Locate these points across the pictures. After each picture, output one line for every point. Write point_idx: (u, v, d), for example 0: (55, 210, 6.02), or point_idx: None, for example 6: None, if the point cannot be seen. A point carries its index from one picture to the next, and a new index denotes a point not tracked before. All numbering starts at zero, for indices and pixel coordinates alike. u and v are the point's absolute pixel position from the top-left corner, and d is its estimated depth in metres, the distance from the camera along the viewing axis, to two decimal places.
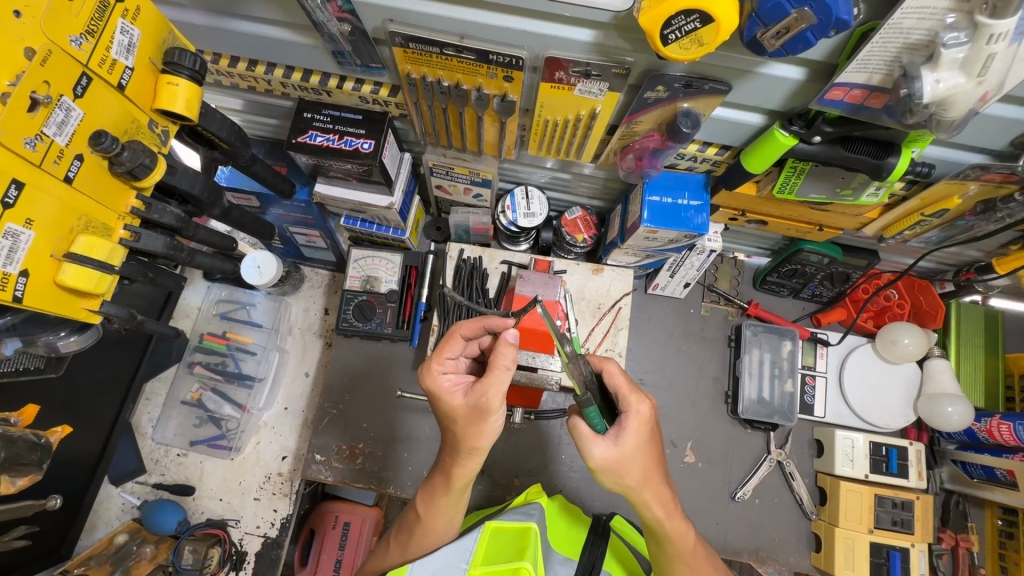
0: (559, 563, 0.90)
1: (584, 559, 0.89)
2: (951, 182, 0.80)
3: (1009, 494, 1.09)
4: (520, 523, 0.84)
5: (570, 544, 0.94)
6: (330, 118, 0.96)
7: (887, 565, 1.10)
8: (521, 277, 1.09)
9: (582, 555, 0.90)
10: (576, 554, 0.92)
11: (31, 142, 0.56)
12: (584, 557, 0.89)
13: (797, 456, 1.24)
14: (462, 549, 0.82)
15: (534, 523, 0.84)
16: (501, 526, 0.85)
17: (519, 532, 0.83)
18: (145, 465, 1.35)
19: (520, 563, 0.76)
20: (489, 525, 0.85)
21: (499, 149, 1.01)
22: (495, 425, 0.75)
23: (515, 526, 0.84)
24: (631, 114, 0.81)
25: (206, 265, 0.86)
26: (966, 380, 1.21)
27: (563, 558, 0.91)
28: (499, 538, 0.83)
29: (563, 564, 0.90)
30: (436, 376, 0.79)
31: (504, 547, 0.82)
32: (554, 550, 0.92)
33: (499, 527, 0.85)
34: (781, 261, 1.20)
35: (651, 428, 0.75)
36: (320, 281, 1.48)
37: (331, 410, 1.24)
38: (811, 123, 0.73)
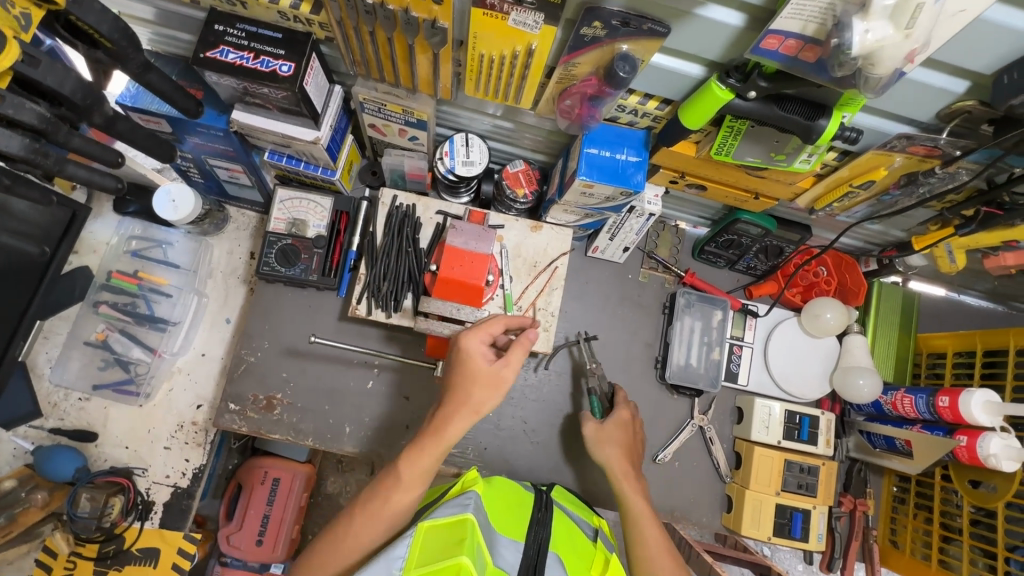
0: (505, 547, 0.87)
1: (528, 544, 0.88)
2: (878, 152, 0.80)
3: (904, 462, 1.15)
4: (454, 517, 0.80)
5: (514, 524, 0.91)
6: (245, 34, 0.86)
7: (788, 525, 1.15)
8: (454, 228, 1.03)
9: (527, 538, 0.89)
10: (521, 537, 0.89)
11: None
12: (529, 541, 0.88)
13: (718, 422, 1.27)
14: (393, 556, 0.76)
15: (470, 515, 0.80)
16: (433, 523, 0.79)
17: (453, 526, 0.79)
18: (42, 409, 1.25)
19: (460, 559, 0.72)
20: (422, 524, 0.79)
21: (435, 88, 0.94)
22: (496, 399, 0.87)
23: (449, 522, 0.79)
24: (567, 54, 0.76)
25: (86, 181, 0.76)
26: (879, 356, 1.27)
27: (508, 542, 0.88)
28: (432, 535, 0.78)
29: (508, 547, 0.87)
30: (476, 340, 0.88)
31: (440, 545, 0.76)
32: (498, 533, 0.88)
33: (432, 525, 0.79)
34: (719, 231, 1.21)
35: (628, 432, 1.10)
36: (247, 223, 1.38)
37: (247, 358, 1.17)
38: (747, 77, 0.70)
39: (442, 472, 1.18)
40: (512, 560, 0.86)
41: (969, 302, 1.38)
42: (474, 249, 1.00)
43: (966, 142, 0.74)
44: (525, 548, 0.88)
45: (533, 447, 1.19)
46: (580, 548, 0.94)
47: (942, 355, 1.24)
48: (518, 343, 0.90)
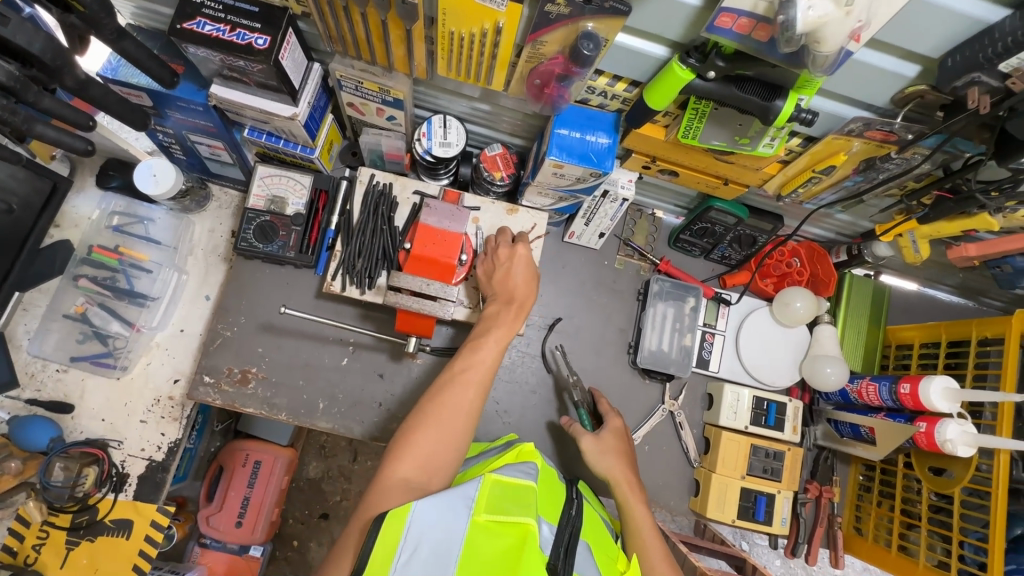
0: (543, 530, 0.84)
1: (562, 531, 0.85)
2: (838, 137, 0.82)
3: (867, 449, 1.17)
4: (519, 480, 0.80)
5: (551, 507, 0.89)
6: (222, 7, 0.88)
7: (753, 508, 1.17)
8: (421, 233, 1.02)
9: (562, 522, 0.86)
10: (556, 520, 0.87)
11: None
12: (564, 524, 0.86)
13: (688, 408, 1.29)
14: (465, 493, 0.76)
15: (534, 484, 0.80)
16: (500, 479, 0.80)
17: (518, 489, 0.79)
18: (19, 379, 1.26)
19: (528, 521, 0.72)
20: (490, 475, 0.79)
21: (411, 66, 0.96)
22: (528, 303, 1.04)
23: (514, 485, 0.80)
24: (534, 33, 0.78)
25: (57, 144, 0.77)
26: (848, 346, 1.29)
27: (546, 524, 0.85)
28: (500, 488, 0.78)
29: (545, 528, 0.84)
30: (520, 248, 1.07)
31: (506, 500, 0.77)
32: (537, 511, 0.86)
33: (499, 480, 0.80)
34: (693, 218, 1.23)
35: (624, 440, 1.12)
36: (229, 202, 1.40)
37: (223, 332, 1.18)
38: (706, 57, 0.72)
39: None
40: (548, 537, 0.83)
41: (939, 296, 1.40)
42: (447, 230, 1.02)
43: (920, 127, 0.76)
44: (558, 532, 0.85)
45: (505, 427, 1.21)
46: (604, 546, 0.92)
47: (909, 347, 1.26)
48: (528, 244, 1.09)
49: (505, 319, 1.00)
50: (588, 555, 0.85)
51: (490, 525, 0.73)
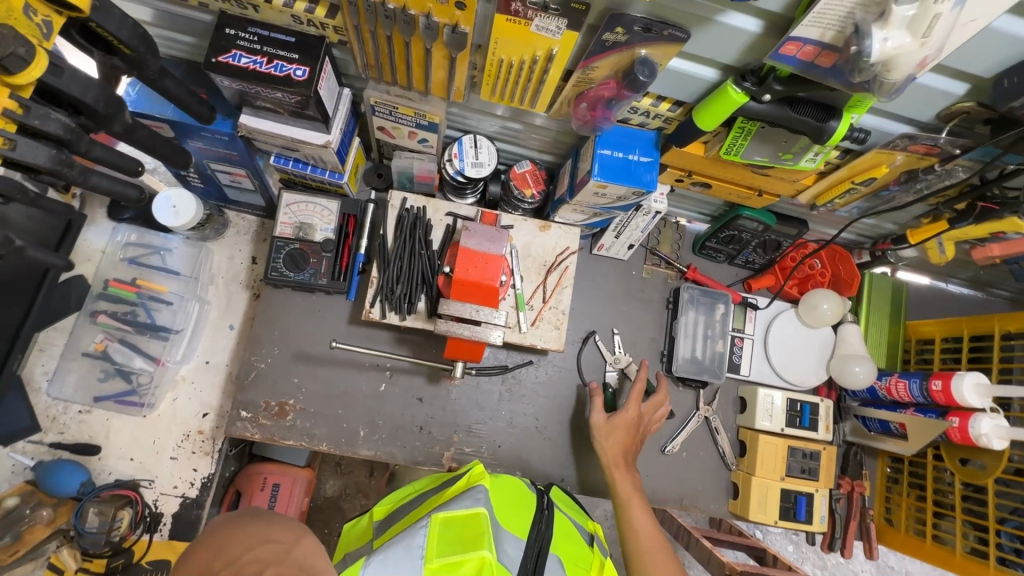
0: (509, 542, 0.90)
1: (531, 542, 0.91)
2: (882, 151, 0.83)
3: (898, 444, 1.21)
4: (468, 511, 0.84)
5: (515, 519, 0.94)
6: (257, 38, 0.85)
7: (793, 509, 1.20)
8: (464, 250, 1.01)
9: (531, 534, 0.92)
10: (523, 534, 0.92)
11: None
12: (532, 539, 0.91)
13: (722, 412, 1.31)
14: (412, 544, 0.78)
15: (483, 509, 0.85)
16: (446, 515, 0.83)
17: (468, 518, 0.84)
18: (40, 423, 1.22)
19: (482, 553, 0.77)
20: (438, 515, 0.82)
21: (448, 90, 0.94)
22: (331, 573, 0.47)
23: (464, 515, 0.84)
24: (587, 59, 0.78)
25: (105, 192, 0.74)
26: (872, 344, 1.32)
27: (512, 537, 0.91)
28: (447, 528, 0.81)
29: (511, 543, 0.90)
30: None
31: (456, 537, 0.80)
32: (503, 528, 0.92)
33: (447, 517, 0.83)
34: (720, 226, 1.24)
35: (632, 424, 1.13)
36: (247, 228, 1.36)
37: (258, 364, 1.16)
38: (762, 80, 0.73)
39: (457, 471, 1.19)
40: (514, 554, 0.89)
41: (953, 289, 1.44)
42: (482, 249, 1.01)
43: (964, 141, 0.78)
44: (526, 547, 0.91)
45: (546, 443, 1.21)
46: (578, 551, 0.98)
47: (930, 342, 1.30)
48: None
49: None
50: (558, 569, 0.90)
51: (444, 568, 0.75)
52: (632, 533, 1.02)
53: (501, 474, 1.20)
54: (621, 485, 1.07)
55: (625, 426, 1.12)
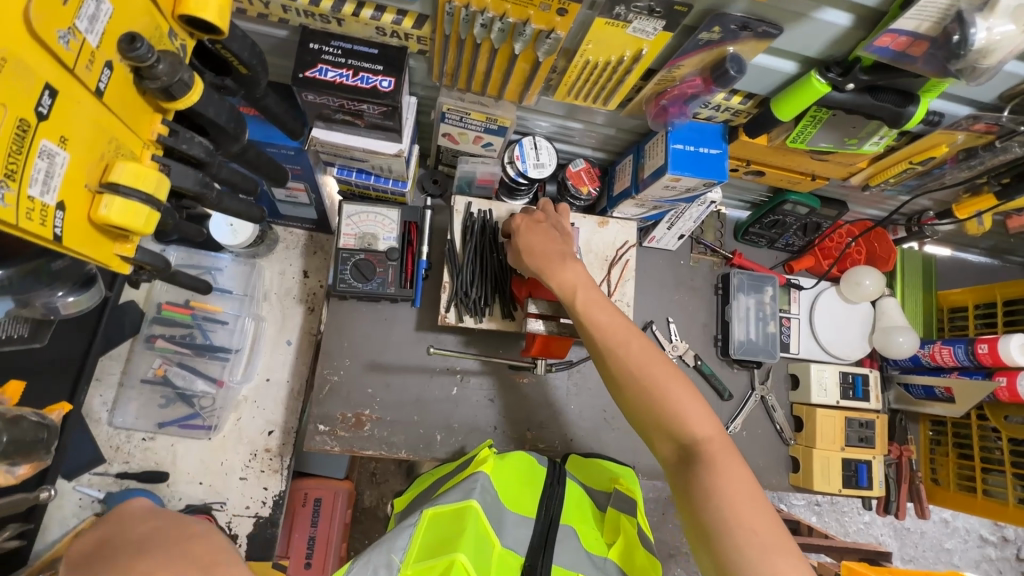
0: (516, 523, 0.97)
1: (539, 518, 0.98)
2: (945, 131, 0.89)
3: (945, 407, 1.28)
4: (459, 505, 0.90)
5: (523, 501, 1.00)
6: (341, 51, 0.86)
7: (854, 476, 1.26)
8: (528, 225, 0.95)
9: (538, 513, 0.98)
10: (531, 512, 0.99)
11: (65, 37, 0.42)
12: (540, 516, 0.98)
13: (775, 390, 1.36)
14: (395, 546, 0.87)
15: (471, 503, 0.90)
16: (438, 512, 0.91)
17: (458, 512, 0.90)
18: (104, 454, 1.19)
19: (454, 556, 0.82)
20: (427, 512, 0.90)
21: (522, 94, 0.96)
22: None
23: (452, 508, 0.91)
24: (676, 58, 0.81)
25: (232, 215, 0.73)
26: (909, 315, 1.40)
27: (518, 518, 0.98)
28: (436, 525, 0.89)
29: (518, 523, 0.97)
30: None
31: (440, 535, 0.88)
32: (508, 510, 0.98)
33: (436, 513, 0.90)
34: (766, 212, 1.29)
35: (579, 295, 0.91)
36: (296, 242, 1.35)
37: (330, 377, 1.16)
38: (847, 71, 0.77)
39: None
40: (521, 536, 0.96)
41: (974, 259, 1.53)
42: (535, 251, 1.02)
43: None
44: (537, 524, 0.98)
45: (615, 433, 1.25)
46: (590, 525, 1.04)
47: (962, 310, 1.38)
48: None
49: None
50: (571, 539, 0.98)
51: (417, 573, 0.83)
52: (626, 376, 0.84)
53: None
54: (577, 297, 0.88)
55: (540, 232, 0.95)
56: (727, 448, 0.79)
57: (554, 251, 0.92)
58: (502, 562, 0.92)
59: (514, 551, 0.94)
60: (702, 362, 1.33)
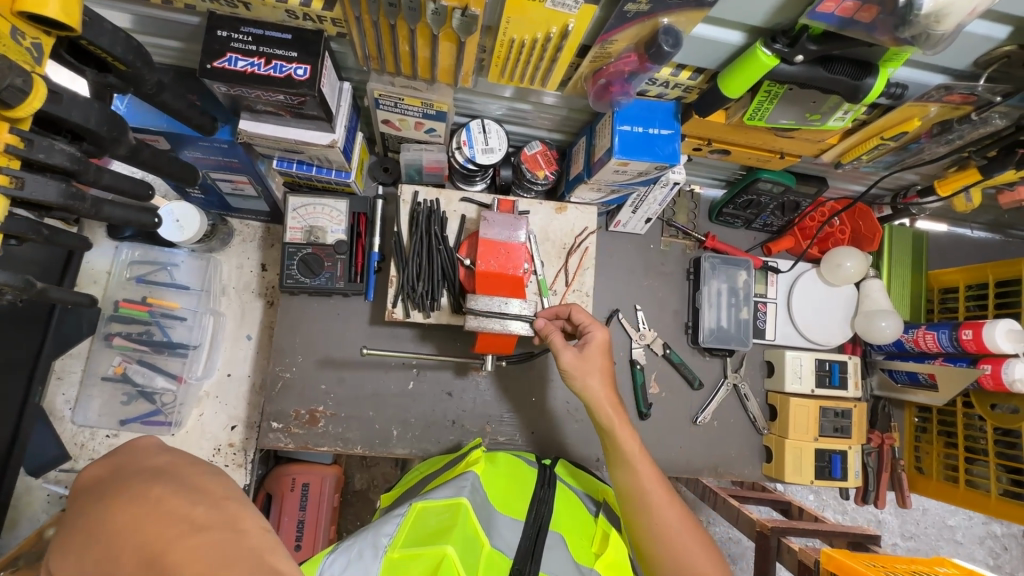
0: (505, 526, 0.91)
1: (530, 520, 0.92)
2: (916, 103, 0.80)
3: (928, 394, 1.21)
4: (449, 500, 0.85)
5: (512, 503, 0.95)
6: (251, 38, 0.80)
7: (828, 467, 1.21)
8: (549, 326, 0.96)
9: (528, 515, 0.93)
10: (521, 515, 0.93)
11: None
12: (531, 518, 0.92)
13: (750, 378, 1.31)
14: (381, 535, 0.79)
15: (463, 499, 0.85)
16: (428, 505, 0.85)
17: (448, 507, 0.84)
18: (70, 451, 1.21)
19: (444, 547, 0.74)
20: (417, 504, 0.85)
21: (455, 76, 0.89)
22: None
23: (444, 503, 0.85)
24: (606, 33, 0.74)
25: (120, 219, 0.68)
26: (895, 296, 1.32)
27: (508, 520, 0.92)
28: (425, 519, 0.82)
29: (507, 526, 0.91)
30: None
31: (431, 527, 0.81)
32: (498, 512, 0.92)
33: (428, 505, 0.85)
34: (738, 191, 1.21)
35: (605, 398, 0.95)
36: (253, 234, 1.32)
37: (282, 374, 1.14)
38: (795, 41, 0.69)
39: None
40: (510, 539, 0.89)
41: (972, 234, 1.43)
42: (482, 235, 0.98)
43: (1002, 87, 0.75)
44: (525, 527, 0.91)
45: (580, 426, 1.22)
46: (582, 525, 0.97)
47: (954, 290, 1.30)
48: None
49: None
50: (561, 546, 0.90)
51: (404, 557, 0.74)
52: (642, 500, 0.91)
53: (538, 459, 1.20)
54: (626, 443, 0.94)
55: (594, 346, 0.97)
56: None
57: (588, 366, 0.95)
58: (491, 562, 0.83)
59: (504, 553, 0.86)
60: (671, 351, 1.28)
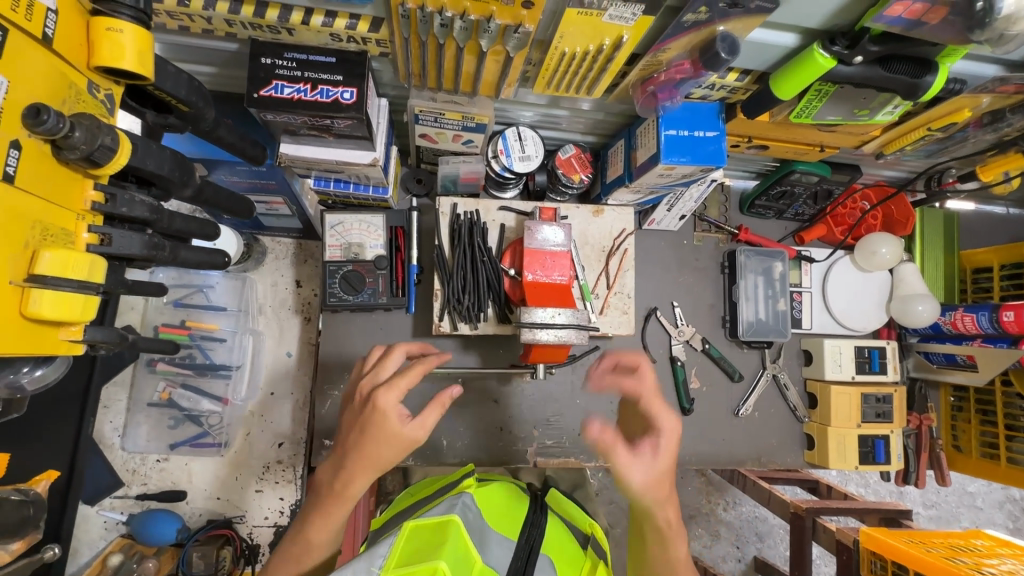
0: (498, 544, 0.86)
1: (521, 543, 0.89)
2: (969, 95, 0.80)
3: (967, 375, 1.23)
4: (440, 517, 0.79)
5: (506, 524, 0.91)
6: (296, 63, 0.79)
7: (872, 452, 1.23)
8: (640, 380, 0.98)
9: (520, 537, 0.89)
10: (514, 535, 0.90)
11: None
12: (522, 541, 0.88)
13: (788, 367, 1.33)
14: (375, 555, 0.72)
15: (455, 515, 0.79)
16: (420, 523, 0.78)
17: (439, 526, 0.78)
18: (122, 478, 1.22)
19: (435, 562, 0.69)
20: (408, 523, 0.78)
21: (497, 88, 0.88)
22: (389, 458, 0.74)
23: (434, 522, 0.79)
24: (662, 42, 0.73)
25: (194, 261, 0.67)
26: (929, 279, 1.33)
27: (501, 539, 0.87)
28: (416, 536, 0.76)
29: (501, 544, 0.86)
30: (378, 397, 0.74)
31: (421, 545, 0.75)
32: (492, 531, 0.87)
33: (418, 525, 0.78)
34: (772, 183, 1.21)
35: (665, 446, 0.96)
36: (285, 251, 1.32)
37: (330, 391, 1.16)
38: (854, 43, 0.68)
39: (542, 465, 1.21)
40: (503, 558, 0.85)
41: (1000, 212, 1.43)
42: (527, 244, 1.01)
43: None
44: (515, 548, 0.87)
45: (625, 425, 1.24)
46: (571, 554, 0.93)
47: (987, 269, 1.30)
48: (434, 401, 0.75)
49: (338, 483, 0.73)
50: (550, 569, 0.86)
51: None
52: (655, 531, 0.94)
53: (586, 459, 1.22)
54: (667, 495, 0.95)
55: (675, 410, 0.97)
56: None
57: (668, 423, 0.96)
58: None
59: (494, 570, 0.81)
60: (710, 345, 1.29)
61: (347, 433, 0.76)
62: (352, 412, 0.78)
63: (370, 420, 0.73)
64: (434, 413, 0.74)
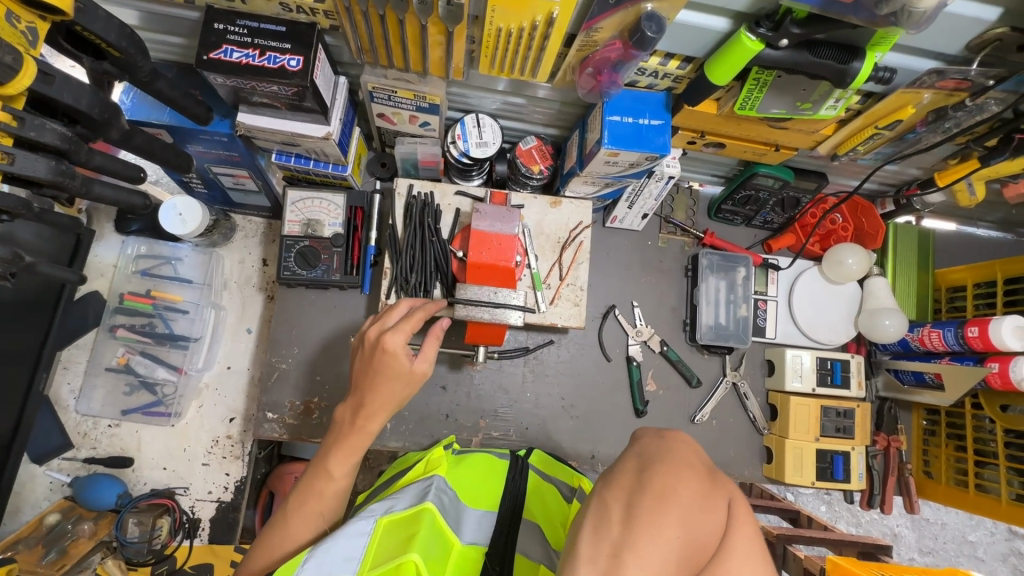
0: (478, 519, 0.82)
1: (504, 510, 0.83)
2: (908, 90, 0.79)
3: (935, 395, 1.17)
4: (413, 508, 0.74)
5: (489, 495, 0.87)
6: (247, 30, 0.83)
7: (830, 468, 1.18)
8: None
9: (502, 505, 0.84)
10: (496, 505, 0.85)
11: None
12: (504, 507, 0.83)
13: (750, 376, 1.29)
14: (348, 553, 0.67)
15: (429, 503, 0.74)
16: (391, 518, 0.73)
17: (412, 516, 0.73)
18: (73, 440, 1.24)
19: (408, 556, 0.64)
20: (380, 522, 0.73)
21: (447, 68, 0.91)
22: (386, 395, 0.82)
23: (408, 513, 0.74)
24: (590, 20, 0.74)
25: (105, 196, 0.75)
26: (901, 294, 1.29)
27: (481, 514, 0.83)
28: (389, 533, 0.71)
29: (482, 518, 0.82)
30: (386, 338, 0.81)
31: (395, 541, 0.69)
32: (471, 507, 0.83)
33: (391, 521, 0.73)
34: (736, 187, 1.20)
35: None
36: (255, 230, 1.35)
37: (278, 365, 1.16)
38: (779, 25, 0.69)
39: None
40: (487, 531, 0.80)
41: (982, 233, 1.39)
42: (474, 228, 0.96)
43: (996, 71, 0.74)
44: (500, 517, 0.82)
45: (574, 421, 1.22)
46: (555, 505, 0.90)
47: (962, 289, 1.26)
48: (431, 334, 0.85)
49: (347, 432, 0.81)
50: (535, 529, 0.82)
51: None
52: None
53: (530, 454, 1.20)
54: None
55: None
56: (751, 560, 0.47)
57: None
58: (466, 559, 0.74)
59: (476, 546, 0.77)
60: (669, 348, 1.27)
61: (361, 376, 0.83)
62: (362, 356, 0.85)
63: (380, 363, 0.81)
64: (433, 344, 0.84)
